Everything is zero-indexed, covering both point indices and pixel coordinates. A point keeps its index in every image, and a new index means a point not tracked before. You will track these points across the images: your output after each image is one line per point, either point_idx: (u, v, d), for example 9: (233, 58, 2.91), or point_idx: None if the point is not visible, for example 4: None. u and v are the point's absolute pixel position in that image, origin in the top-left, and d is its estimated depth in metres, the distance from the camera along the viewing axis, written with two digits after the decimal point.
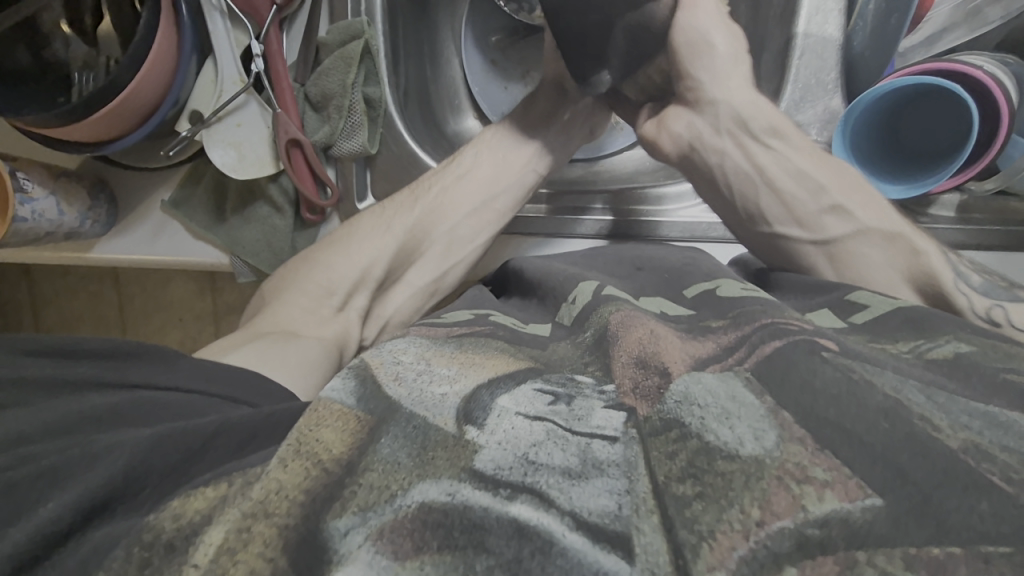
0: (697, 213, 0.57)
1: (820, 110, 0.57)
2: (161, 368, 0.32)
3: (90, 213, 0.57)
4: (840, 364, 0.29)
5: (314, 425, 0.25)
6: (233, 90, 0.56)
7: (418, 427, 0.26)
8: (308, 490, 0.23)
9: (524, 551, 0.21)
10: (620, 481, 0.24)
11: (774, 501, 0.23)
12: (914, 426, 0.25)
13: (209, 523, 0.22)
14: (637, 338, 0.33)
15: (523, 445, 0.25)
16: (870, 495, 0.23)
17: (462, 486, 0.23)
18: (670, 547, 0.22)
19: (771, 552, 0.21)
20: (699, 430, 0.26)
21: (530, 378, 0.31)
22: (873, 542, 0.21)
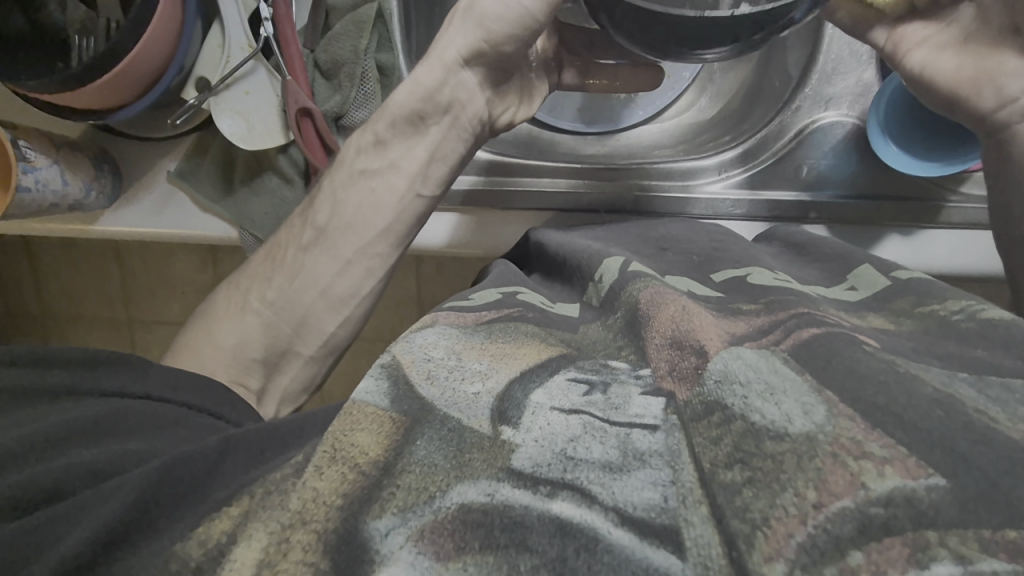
0: (721, 192, 0.54)
1: (851, 83, 0.55)
2: (135, 378, 0.34)
3: (95, 183, 0.54)
4: (886, 359, 0.27)
5: (349, 428, 0.25)
6: (241, 56, 0.55)
7: (453, 430, 0.25)
8: (346, 493, 0.22)
9: (568, 549, 0.20)
10: (664, 471, 0.23)
11: (831, 480, 0.21)
12: (971, 416, 0.24)
13: (236, 541, 0.22)
14: (669, 316, 0.32)
15: (560, 440, 0.24)
16: (933, 475, 0.21)
17: (501, 486, 0.22)
18: (723, 538, 0.21)
19: (831, 538, 0.20)
20: (743, 411, 0.25)
21: (563, 366, 0.30)
22: (943, 525, 0.20)
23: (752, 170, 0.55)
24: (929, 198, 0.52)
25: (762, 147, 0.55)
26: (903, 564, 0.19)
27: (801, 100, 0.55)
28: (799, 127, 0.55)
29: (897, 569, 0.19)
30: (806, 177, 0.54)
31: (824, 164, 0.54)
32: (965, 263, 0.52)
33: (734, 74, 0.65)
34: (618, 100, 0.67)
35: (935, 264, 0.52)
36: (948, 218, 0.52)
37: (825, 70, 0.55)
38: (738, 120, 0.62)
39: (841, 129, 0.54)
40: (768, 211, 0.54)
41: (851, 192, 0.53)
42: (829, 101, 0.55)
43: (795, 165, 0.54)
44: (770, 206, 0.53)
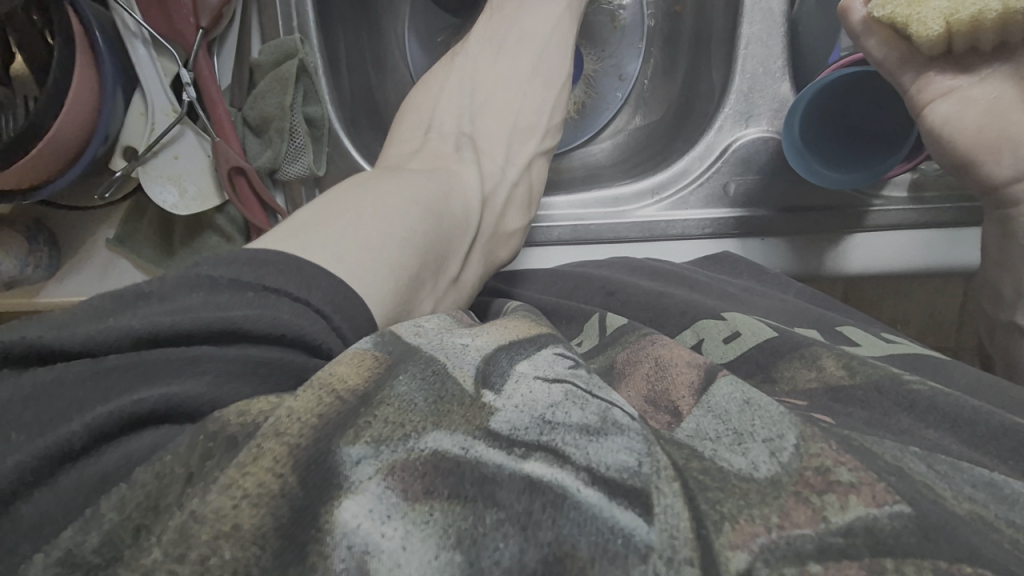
0: (653, 215, 0.60)
1: (770, 98, 0.59)
2: (300, 284, 0.31)
3: (30, 257, 0.59)
4: (841, 433, 0.29)
5: (331, 364, 0.24)
6: (165, 122, 0.57)
7: (437, 373, 0.24)
8: (321, 414, 0.22)
9: (535, 504, 0.20)
10: (640, 442, 0.23)
11: (793, 513, 0.22)
12: (923, 491, 0.25)
13: (257, 433, 0.21)
14: (645, 375, 0.35)
15: (539, 406, 0.23)
16: (898, 502, 0.23)
17: (477, 443, 0.22)
18: (692, 514, 0.21)
19: (792, 549, 0.20)
20: (712, 458, 0.25)
21: (550, 342, 0.30)
22: (900, 553, 0.21)
23: (685, 191, 0.60)
24: (855, 206, 0.56)
25: (689, 171, 0.61)
26: None
27: (723, 119, 0.60)
28: (723, 146, 0.60)
29: None
30: (736, 194, 0.59)
31: (753, 183, 0.59)
32: (900, 261, 0.56)
33: (662, 91, 0.72)
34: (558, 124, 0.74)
35: (872, 264, 0.57)
36: (876, 221, 0.56)
37: (744, 90, 0.60)
38: (670, 138, 0.67)
39: (762, 145, 0.59)
40: (699, 229, 0.59)
41: (779, 207, 0.58)
42: (749, 118, 0.59)
43: (723, 182, 0.59)
44: (699, 225, 0.59)
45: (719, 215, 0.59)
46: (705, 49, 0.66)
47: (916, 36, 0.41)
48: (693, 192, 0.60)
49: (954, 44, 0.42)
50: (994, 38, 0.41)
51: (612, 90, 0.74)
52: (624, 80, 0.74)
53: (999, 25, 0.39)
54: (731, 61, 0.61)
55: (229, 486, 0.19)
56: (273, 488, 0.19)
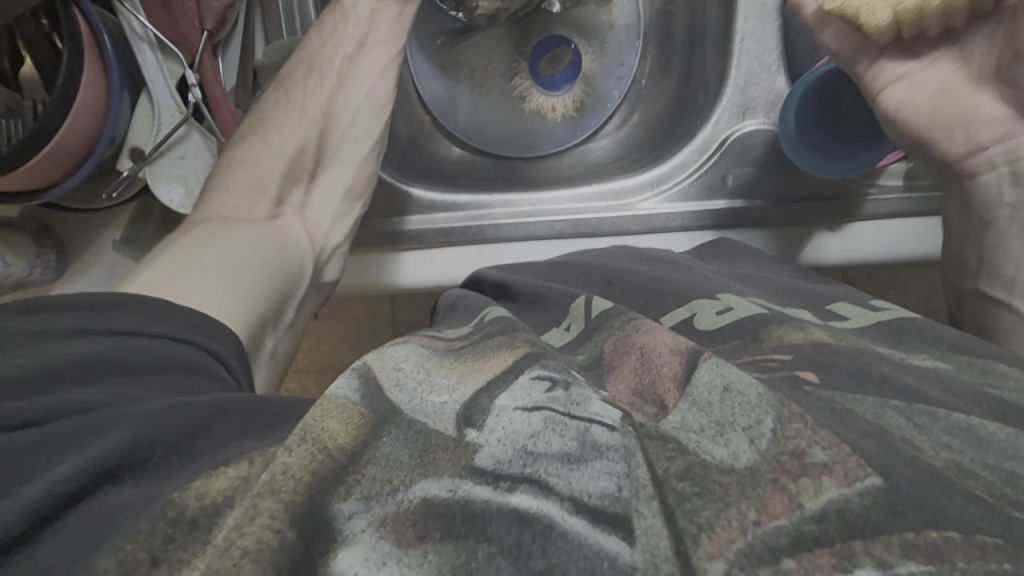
0: (653, 208, 0.60)
1: (766, 90, 0.61)
2: (157, 318, 0.37)
3: (38, 260, 0.58)
4: (823, 396, 0.30)
5: (320, 416, 0.25)
6: (173, 123, 0.59)
7: (419, 431, 0.26)
8: (315, 472, 0.23)
9: (524, 535, 0.21)
10: (619, 464, 0.25)
11: (771, 504, 0.23)
12: (900, 447, 0.27)
13: (230, 505, 0.22)
14: (633, 368, 0.35)
15: (521, 437, 0.25)
16: (870, 475, 0.24)
17: (464, 482, 0.23)
18: (671, 532, 0.22)
19: (767, 547, 0.22)
20: (696, 449, 0.26)
21: (527, 366, 0.31)
22: (870, 533, 0.22)
23: (683, 185, 0.60)
24: (851, 194, 0.57)
25: (687, 164, 0.61)
26: (829, 570, 0.21)
27: (720, 113, 0.61)
28: (721, 138, 0.61)
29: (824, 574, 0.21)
30: (733, 186, 0.59)
31: (749, 173, 0.59)
32: (885, 250, 0.57)
33: (661, 87, 0.74)
34: (555, 123, 0.78)
35: (860, 255, 0.57)
36: (870, 210, 0.56)
37: (741, 83, 0.61)
38: (669, 130, 0.70)
39: (758, 136, 0.60)
40: (698, 222, 0.59)
41: (777, 196, 0.58)
42: (746, 112, 0.61)
43: (722, 174, 0.60)
44: (698, 219, 0.59)
45: (715, 208, 0.59)
46: (700, 42, 0.68)
47: (866, 26, 0.45)
48: (691, 184, 0.60)
49: (904, 32, 0.46)
50: (939, 24, 0.44)
51: (610, 89, 0.77)
52: (623, 80, 0.77)
53: (942, 13, 0.43)
54: (727, 49, 0.63)
55: (226, 549, 0.20)
56: (271, 544, 0.21)
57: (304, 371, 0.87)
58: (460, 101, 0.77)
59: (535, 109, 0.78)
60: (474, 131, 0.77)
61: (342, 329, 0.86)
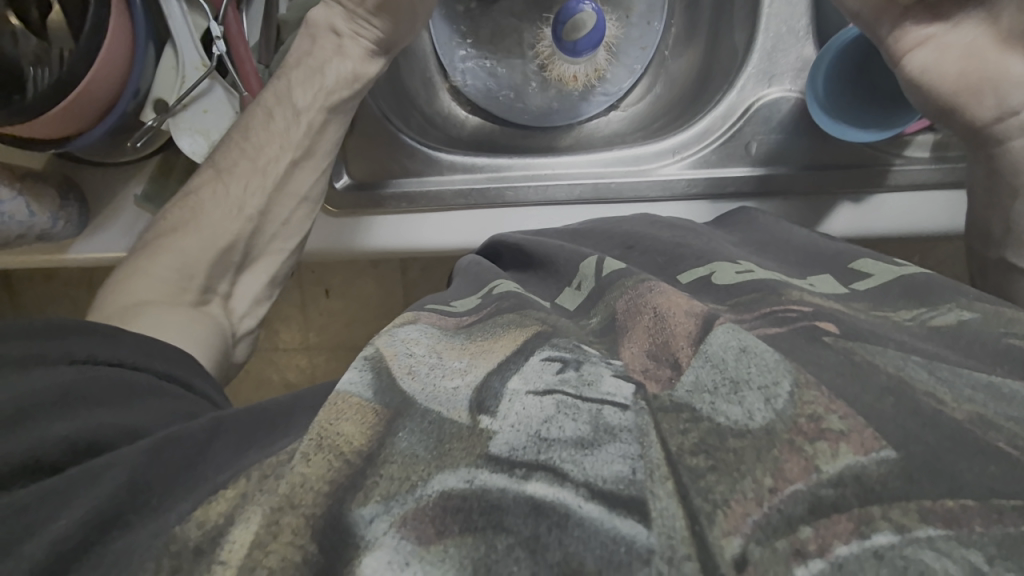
0: (676, 173, 0.58)
1: (792, 59, 0.60)
2: (106, 345, 0.36)
3: (61, 213, 0.57)
4: (842, 348, 0.30)
5: (333, 419, 0.26)
6: (195, 76, 0.57)
7: (434, 421, 0.26)
8: (331, 480, 0.24)
9: (541, 526, 0.22)
10: (633, 447, 0.25)
11: (786, 467, 0.23)
12: (918, 400, 0.26)
13: (232, 524, 0.23)
14: (646, 327, 0.34)
15: (535, 423, 0.26)
16: (885, 447, 0.24)
17: (480, 472, 0.24)
18: (686, 513, 0.22)
19: (783, 517, 0.22)
20: (710, 413, 0.26)
21: (537, 347, 0.32)
22: (888, 499, 0.22)
23: (706, 151, 0.58)
24: (877, 164, 0.55)
25: (708, 132, 0.59)
26: (847, 536, 0.21)
27: (747, 80, 0.60)
28: (746, 106, 0.59)
29: (842, 541, 0.21)
30: (757, 153, 0.58)
31: (776, 142, 0.58)
32: (908, 223, 0.55)
33: (684, 58, 0.72)
34: (576, 93, 0.74)
35: (884, 229, 0.55)
36: (895, 179, 0.55)
37: (767, 49, 0.60)
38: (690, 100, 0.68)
39: (785, 103, 0.58)
40: (721, 190, 0.57)
41: (808, 164, 0.57)
42: (773, 78, 0.60)
43: (746, 142, 0.58)
44: (722, 185, 0.57)
45: (742, 174, 0.57)
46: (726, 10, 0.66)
47: None
48: (713, 151, 0.58)
49: None
50: None
51: (634, 59, 0.74)
52: (647, 50, 0.74)
53: None
54: (754, 21, 0.61)
55: (252, 569, 0.21)
56: (296, 559, 0.21)
57: (317, 348, 0.89)
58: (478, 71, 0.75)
59: (558, 79, 0.73)
60: (493, 100, 0.74)
61: (359, 303, 0.87)
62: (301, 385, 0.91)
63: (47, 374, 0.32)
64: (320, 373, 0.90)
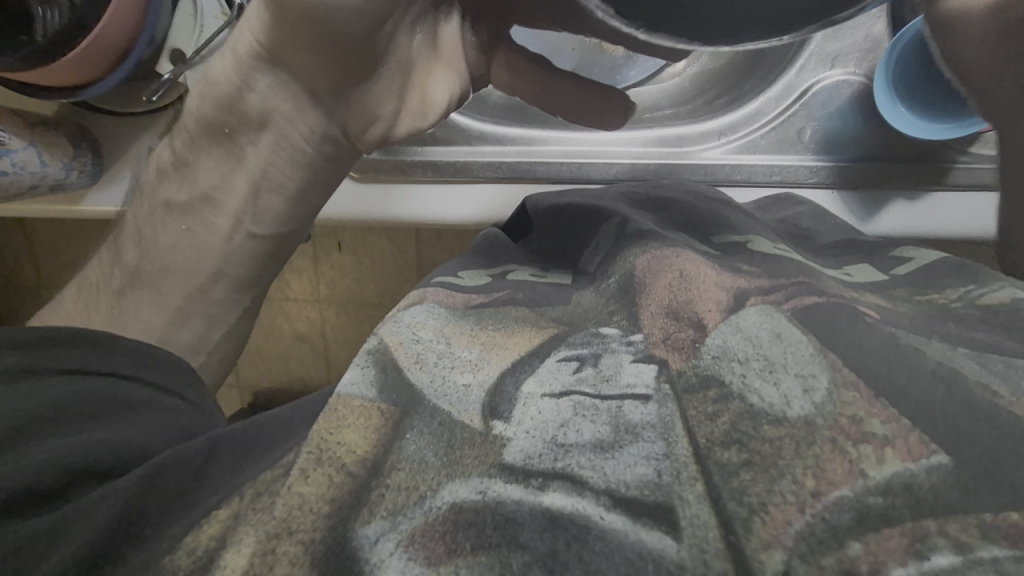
0: (718, 157, 0.56)
1: (860, 37, 0.55)
2: (98, 356, 0.35)
3: (75, 162, 0.53)
4: (886, 330, 0.27)
5: (335, 427, 0.24)
6: (215, 25, 0.54)
7: (443, 423, 0.25)
8: (333, 499, 0.22)
9: (559, 542, 0.20)
10: (657, 444, 0.23)
11: (829, 468, 0.20)
12: (973, 393, 0.24)
13: (225, 547, 0.22)
14: (667, 286, 0.32)
15: (551, 428, 0.24)
16: (936, 454, 0.21)
17: (493, 482, 0.22)
18: (720, 521, 0.20)
19: (829, 528, 0.19)
20: (742, 391, 0.24)
21: (553, 347, 0.30)
22: (942, 512, 0.19)
23: (754, 135, 0.56)
24: (938, 159, 0.53)
25: (761, 113, 0.57)
26: (901, 555, 0.18)
27: (807, 58, 0.56)
28: (804, 88, 0.56)
29: (894, 560, 0.18)
30: (811, 140, 0.55)
31: (829, 126, 0.55)
32: (967, 225, 0.52)
33: None
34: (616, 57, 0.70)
35: (935, 228, 0.52)
36: (956, 178, 0.52)
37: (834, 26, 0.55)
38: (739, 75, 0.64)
39: (847, 87, 0.55)
40: (766, 176, 0.55)
41: (859, 155, 0.54)
42: (835, 58, 0.55)
43: (798, 127, 0.55)
44: (767, 171, 0.55)
45: (793, 162, 0.55)
46: None
47: None
48: (764, 136, 0.56)
49: None
50: None
51: None
52: None
53: None
54: None
55: None
56: None
57: (327, 301, 0.88)
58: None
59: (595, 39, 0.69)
60: None
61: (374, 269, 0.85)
62: (312, 337, 0.91)
63: (37, 395, 0.31)
64: (330, 325, 0.90)
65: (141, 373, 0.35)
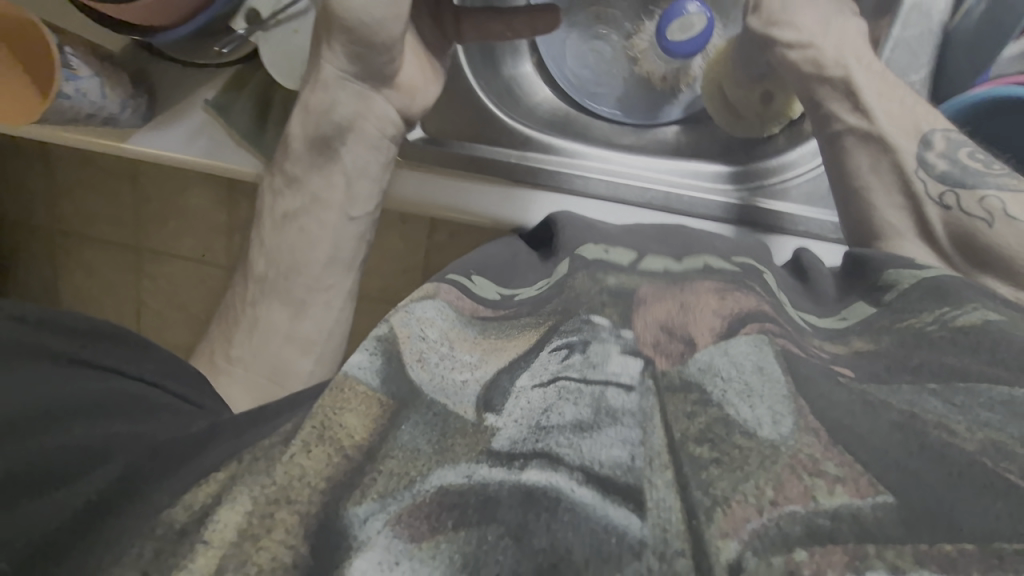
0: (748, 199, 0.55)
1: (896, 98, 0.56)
2: (132, 360, 0.37)
3: (130, 103, 0.53)
4: (855, 390, 0.28)
5: (337, 408, 0.26)
6: None
7: (437, 415, 0.27)
8: (329, 478, 0.24)
9: (530, 514, 0.22)
10: (634, 431, 0.25)
11: (787, 486, 0.22)
12: (925, 431, 0.25)
13: (219, 503, 0.24)
14: (669, 305, 0.33)
15: (537, 413, 0.26)
16: (882, 492, 0.22)
17: (479, 467, 0.24)
18: (683, 506, 0.22)
19: (780, 534, 0.21)
20: (719, 401, 0.26)
21: (549, 338, 0.32)
22: (882, 538, 0.20)
23: (788, 184, 0.57)
24: None
25: (796, 164, 0.58)
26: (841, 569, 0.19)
27: None
28: None
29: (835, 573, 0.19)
30: None
31: None
32: None
33: None
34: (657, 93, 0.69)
35: None
36: None
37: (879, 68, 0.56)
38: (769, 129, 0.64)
39: None
40: (793, 226, 0.53)
41: None
42: None
43: (829, 183, 0.56)
44: (795, 220, 0.53)
45: (820, 217, 0.53)
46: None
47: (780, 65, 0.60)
48: (799, 184, 0.57)
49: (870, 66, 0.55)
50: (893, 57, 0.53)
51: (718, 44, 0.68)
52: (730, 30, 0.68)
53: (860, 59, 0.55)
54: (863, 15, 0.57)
55: (243, 563, 0.22)
56: (284, 561, 0.22)
57: None
58: (568, 50, 0.70)
59: (647, 77, 0.69)
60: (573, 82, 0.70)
61: None
62: None
63: (73, 379, 0.34)
64: None
65: (166, 382, 0.37)
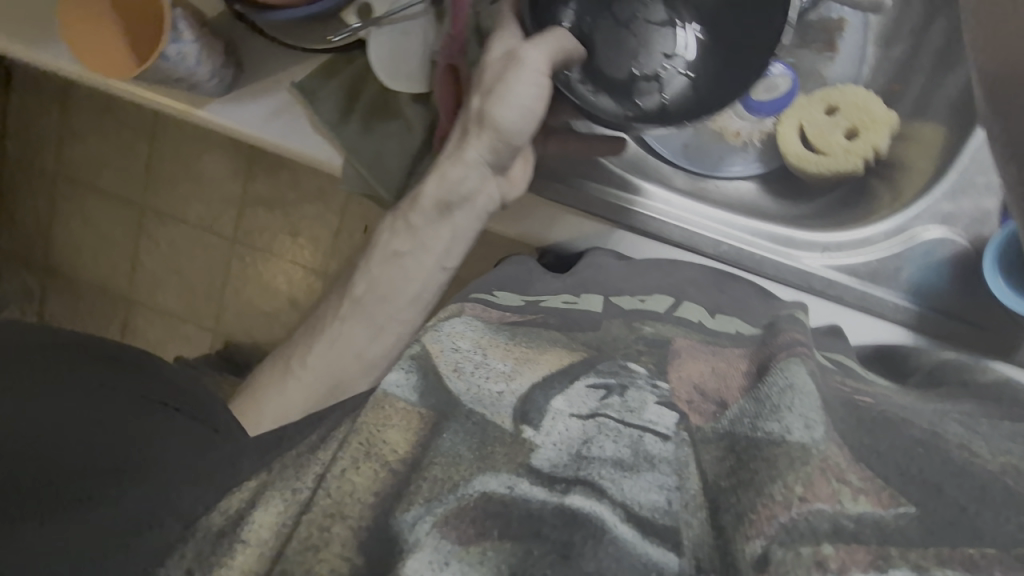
0: (812, 267, 0.48)
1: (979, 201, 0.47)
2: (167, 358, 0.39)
3: (220, 72, 0.46)
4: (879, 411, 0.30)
5: (382, 425, 0.28)
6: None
7: (478, 424, 0.28)
8: (379, 489, 0.26)
9: (576, 535, 0.23)
10: (670, 477, 0.25)
11: (815, 486, 0.23)
12: (952, 455, 0.26)
13: (256, 509, 0.28)
14: (700, 367, 0.33)
15: (576, 443, 0.27)
16: (904, 502, 0.23)
17: (521, 480, 0.25)
18: (713, 528, 0.23)
19: (808, 526, 0.22)
20: (749, 430, 0.27)
21: (583, 372, 0.32)
22: (901, 538, 0.22)
23: (858, 261, 0.48)
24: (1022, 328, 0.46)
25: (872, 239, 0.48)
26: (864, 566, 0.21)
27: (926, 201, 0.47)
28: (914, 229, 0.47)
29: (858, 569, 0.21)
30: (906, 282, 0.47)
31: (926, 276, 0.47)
32: None
33: None
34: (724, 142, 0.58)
35: None
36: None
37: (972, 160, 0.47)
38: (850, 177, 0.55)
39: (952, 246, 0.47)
40: (857, 302, 0.47)
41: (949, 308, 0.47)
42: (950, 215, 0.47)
43: (896, 265, 0.47)
44: (858, 297, 0.47)
45: (883, 295, 0.47)
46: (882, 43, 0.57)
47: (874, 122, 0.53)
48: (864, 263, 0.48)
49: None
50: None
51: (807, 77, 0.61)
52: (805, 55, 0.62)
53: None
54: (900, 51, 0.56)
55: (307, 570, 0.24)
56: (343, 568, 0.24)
57: None
58: None
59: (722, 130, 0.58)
60: None
61: None
62: None
63: (119, 383, 0.35)
64: None
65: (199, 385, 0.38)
